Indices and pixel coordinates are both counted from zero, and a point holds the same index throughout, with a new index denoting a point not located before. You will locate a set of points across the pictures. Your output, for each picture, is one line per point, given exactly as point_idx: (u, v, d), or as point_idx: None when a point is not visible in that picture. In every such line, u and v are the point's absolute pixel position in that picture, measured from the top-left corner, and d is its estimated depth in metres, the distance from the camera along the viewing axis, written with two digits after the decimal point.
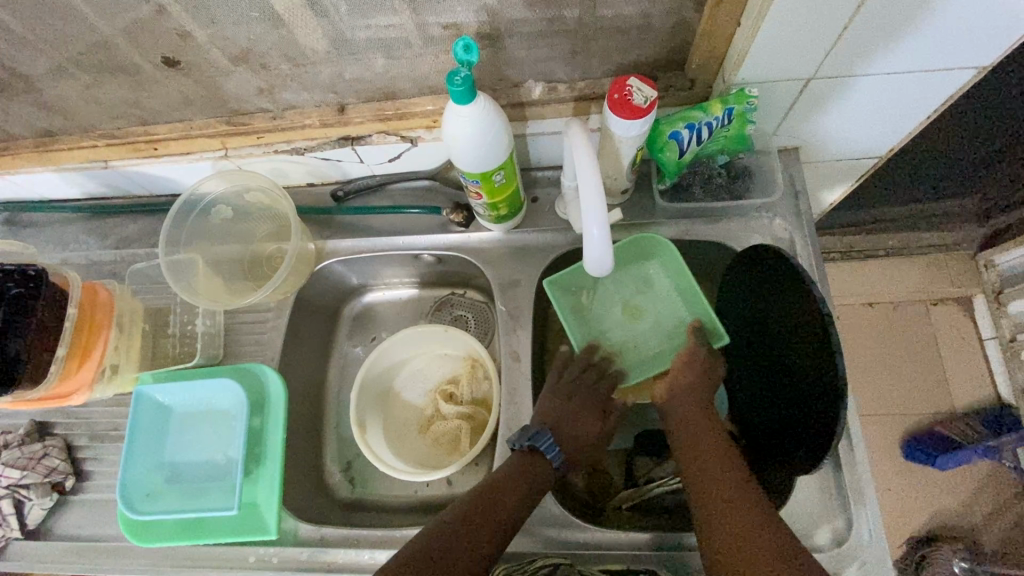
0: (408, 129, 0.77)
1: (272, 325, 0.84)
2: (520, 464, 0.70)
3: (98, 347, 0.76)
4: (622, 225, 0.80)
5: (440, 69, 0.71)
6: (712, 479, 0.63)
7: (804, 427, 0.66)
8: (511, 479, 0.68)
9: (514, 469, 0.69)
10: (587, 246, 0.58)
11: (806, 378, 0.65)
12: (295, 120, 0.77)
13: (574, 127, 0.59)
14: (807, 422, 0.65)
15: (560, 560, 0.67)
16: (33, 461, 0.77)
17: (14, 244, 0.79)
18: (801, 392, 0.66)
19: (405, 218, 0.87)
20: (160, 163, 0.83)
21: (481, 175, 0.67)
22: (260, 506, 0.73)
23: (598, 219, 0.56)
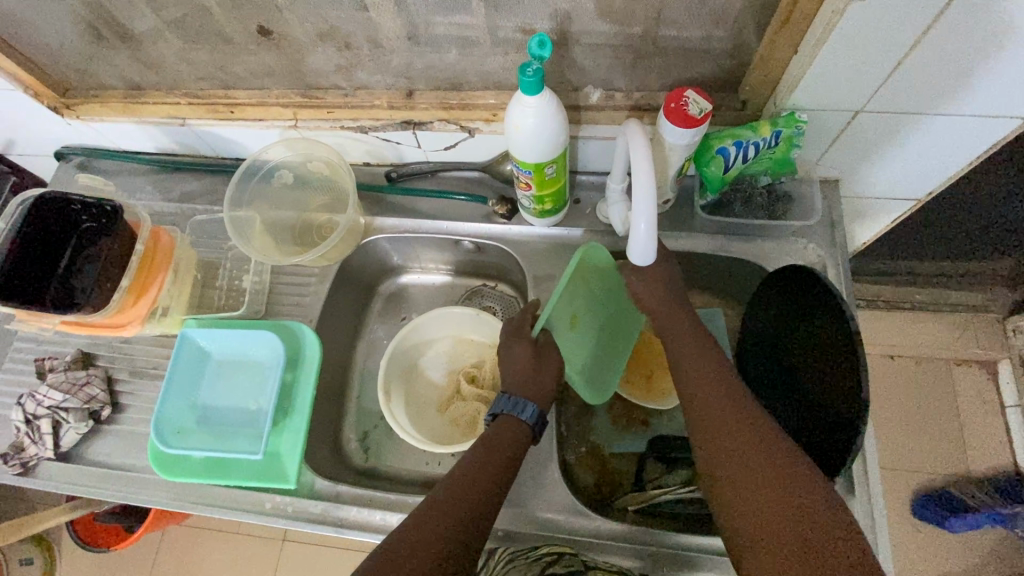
0: (468, 120, 0.81)
1: (313, 289, 0.89)
2: (502, 436, 0.70)
3: (153, 286, 0.80)
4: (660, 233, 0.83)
5: (507, 66, 0.75)
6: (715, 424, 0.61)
7: (822, 444, 0.67)
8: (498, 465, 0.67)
9: (485, 454, 0.67)
10: (632, 236, 0.61)
11: (829, 393, 0.67)
12: (365, 100, 0.82)
13: (634, 125, 0.62)
14: (827, 437, 0.66)
15: (563, 550, 0.68)
16: (76, 386, 0.82)
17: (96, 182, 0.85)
18: (821, 407, 0.68)
19: (451, 204, 0.92)
20: (232, 127, 0.89)
21: (535, 166, 0.70)
22: (283, 456, 0.76)
23: (648, 212, 0.59)
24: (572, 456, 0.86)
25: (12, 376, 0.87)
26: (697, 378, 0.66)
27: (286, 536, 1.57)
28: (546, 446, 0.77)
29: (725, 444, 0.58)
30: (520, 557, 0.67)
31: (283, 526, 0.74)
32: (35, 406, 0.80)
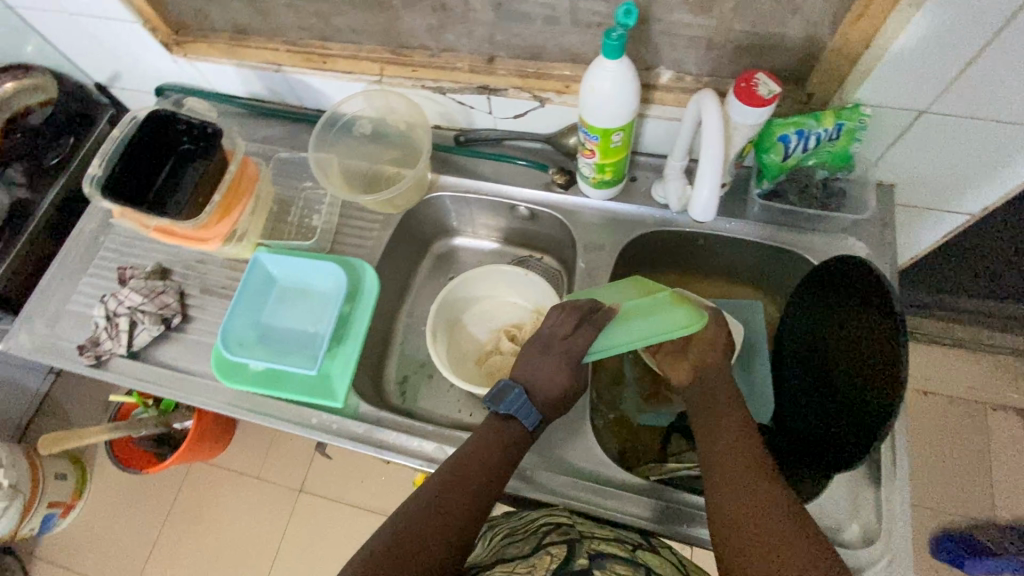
0: (541, 89, 0.86)
1: (376, 234, 0.95)
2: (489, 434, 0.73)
3: (237, 209, 0.85)
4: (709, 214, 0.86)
5: (586, 40, 0.80)
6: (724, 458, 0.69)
7: (857, 428, 0.68)
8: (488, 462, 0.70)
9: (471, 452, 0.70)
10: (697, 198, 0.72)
11: (870, 378, 0.68)
12: (449, 61, 0.88)
13: (709, 96, 0.66)
14: (862, 420, 0.68)
15: (562, 521, 0.72)
16: (154, 293, 0.89)
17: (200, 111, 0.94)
18: (860, 388, 0.69)
19: (512, 170, 0.97)
20: (322, 76, 0.95)
21: (603, 132, 0.75)
22: (333, 377, 0.82)
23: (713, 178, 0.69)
24: (601, 421, 0.89)
25: (96, 280, 0.95)
26: (718, 413, 0.74)
27: (303, 487, 1.63)
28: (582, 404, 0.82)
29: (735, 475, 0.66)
30: (521, 531, 0.72)
31: (327, 440, 0.79)
32: (117, 305, 0.88)
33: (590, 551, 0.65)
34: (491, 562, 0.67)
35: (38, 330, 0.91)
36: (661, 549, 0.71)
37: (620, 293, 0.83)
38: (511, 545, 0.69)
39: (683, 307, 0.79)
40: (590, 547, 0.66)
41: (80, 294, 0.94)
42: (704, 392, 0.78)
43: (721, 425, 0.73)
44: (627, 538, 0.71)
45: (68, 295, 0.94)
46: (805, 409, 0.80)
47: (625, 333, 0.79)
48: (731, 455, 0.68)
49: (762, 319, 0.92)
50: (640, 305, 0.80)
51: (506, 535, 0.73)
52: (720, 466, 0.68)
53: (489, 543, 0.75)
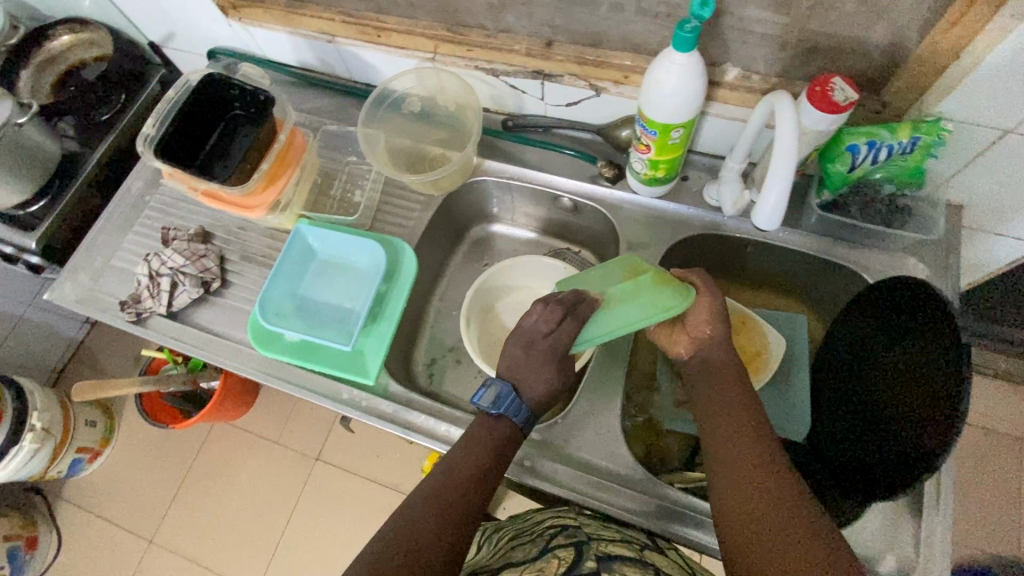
0: (598, 78, 0.83)
1: (416, 215, 0.94)
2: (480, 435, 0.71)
3: (283, 178, 0.85)
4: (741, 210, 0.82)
5: (653, 30, 0.76)
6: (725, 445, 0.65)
7: (901, 459, 0.66)
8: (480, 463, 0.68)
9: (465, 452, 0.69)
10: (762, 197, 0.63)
11: (921, 409, 0.65)
12: (505, 43, 0.85)
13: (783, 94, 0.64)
14: (908, 452, 0.65)
15: (568, 523, 0.72)
16: (195, 256, 0.90)
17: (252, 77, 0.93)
18: (911, 418, 0.66)
19: (559, 160, 0.95)
20: (375, 51, 0.94)
21: (662, 127, 0.72)
22: (366, 355, 0.82)
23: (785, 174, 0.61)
24: (629, 423, 0.88)
25: (140, 238, 0.96)
26: (717, 395, 0.70)
27: (319, 456, 1.65)
28: (613, 408, 0.81)
29: (738, 473, 0.61)
30: (528, 534, 0.74)
31: (356, 416, 0.80)
32: (159, 265, 0.89)
33: (598, 553, 0.65)
34: (499, 564, 0.68)
35: (81, 283, 0.93)
36: (668, 551, 0.71)
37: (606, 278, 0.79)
38: (518, 549, 0.70)
39: (664, 288, 0.73)
40: (595, 546, 0.66)
41: (124, 251, 0.95)
42: (702, 370, 0.74)
43: (720, 407, 0.69)
44: (631, 535, 0.72)
45: (113, 250, 0.95)
46: (845, 432, 0.77)
47: (603, 319, 0.75)
48: (733, 442, 0.65)
49: (804, 334, 0.90)
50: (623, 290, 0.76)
51: (515, 538, 0.75)
52: (722, 452, 0.65)
53: (497, 547, 0.76)
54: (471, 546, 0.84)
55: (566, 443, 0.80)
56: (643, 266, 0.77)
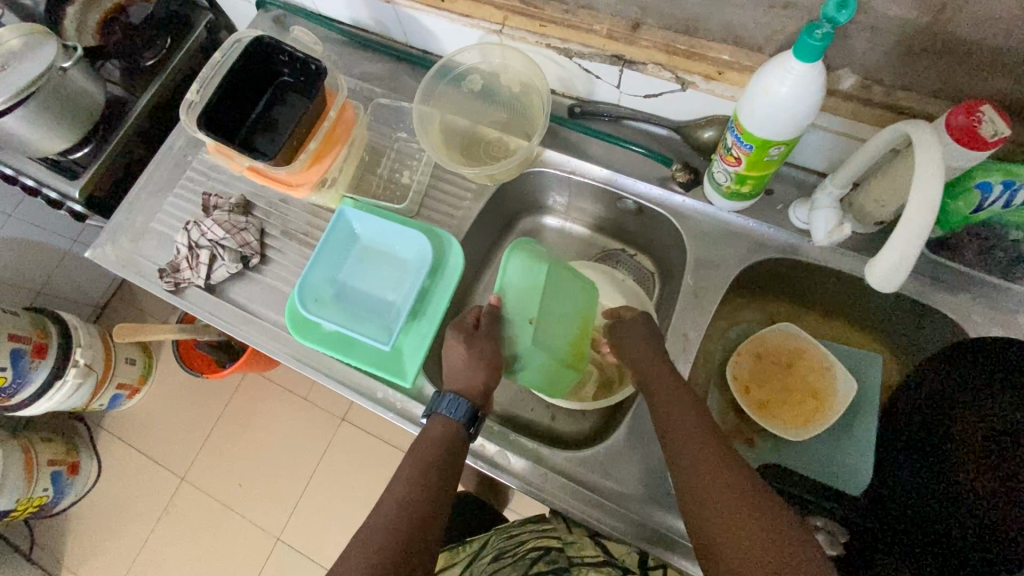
0: (687, 71, 0.72)
1: (467, 204, 0.88)
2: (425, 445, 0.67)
3: (329, 156, 0.80)
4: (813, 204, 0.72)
5: (762, 23, 0.65)
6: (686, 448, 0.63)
7: (992, 536, 0.60)
8: (428, 479, 0.64)
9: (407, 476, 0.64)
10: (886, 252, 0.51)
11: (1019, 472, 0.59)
12: (586, 22, 0.75)
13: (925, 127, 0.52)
14: (1001, 524, 0.59)
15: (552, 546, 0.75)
16: (234, 229, 0.86)
17: (304, 37, 0.85)
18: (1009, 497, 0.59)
19: (627, 156, 0.86)
20: (435, 17, 0.83)
21: (761, 143, 0.63)
22: (405, 353, 0.78)
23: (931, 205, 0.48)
24: None
25: (180, 202, 0.92)
26: (669, 404, 0.68)
27: (345, 417, 1.67)
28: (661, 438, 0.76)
29: (705, 472, 0.60)
30: (510, 556, 0.76)
31: (392, 417, 0.78)
32: (199, 236, 0.85)
33: None
34: None
35: (122, 245, 0.91)
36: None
37: (564, 323, 0.80)
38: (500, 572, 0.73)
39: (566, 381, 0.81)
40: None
41: (163, 214, 0.92)
42: (664, 384, 0.70)
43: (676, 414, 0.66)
44: (617, 560, 0.72)
45: (153, 212, 0.93)
46: (914, 491, 0.70)
47: (535, 366, 0.78)
48: (691, 444, 0.63)
49: (877, 376, 0.81)
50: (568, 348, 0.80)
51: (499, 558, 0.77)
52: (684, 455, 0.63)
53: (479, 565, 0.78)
54: (450, 565, 0.84)
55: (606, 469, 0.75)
56: (586, 352, 0.82)
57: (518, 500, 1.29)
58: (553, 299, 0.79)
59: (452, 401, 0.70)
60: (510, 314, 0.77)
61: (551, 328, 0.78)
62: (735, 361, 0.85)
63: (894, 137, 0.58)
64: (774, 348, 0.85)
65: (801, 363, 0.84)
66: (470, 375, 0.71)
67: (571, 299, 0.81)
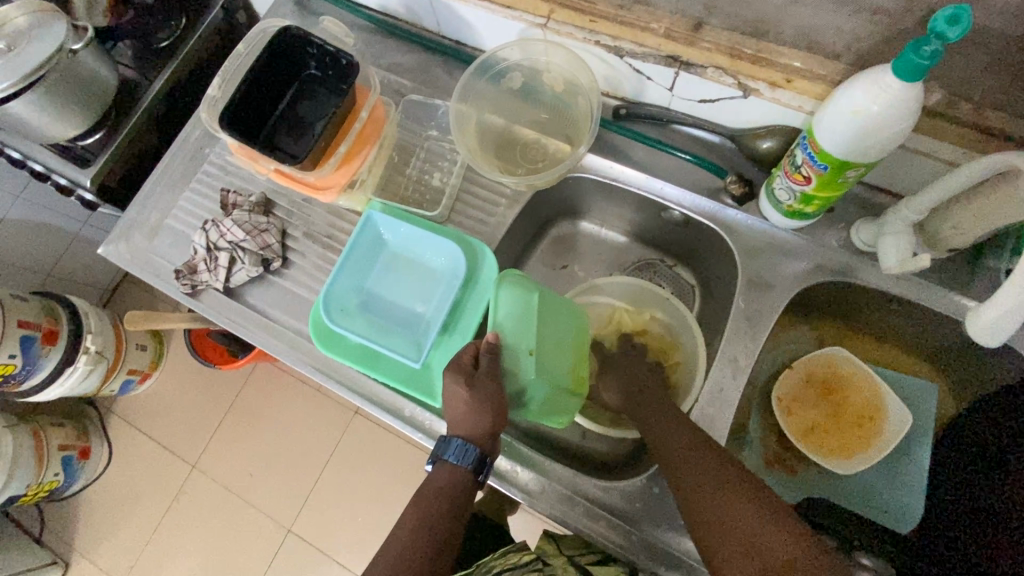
0: (751, 77, 0.66)
1: (501, 210, 0.82)
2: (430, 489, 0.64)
3: (359, 158, 0.75)
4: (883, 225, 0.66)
5: (843, 29, 0.59)
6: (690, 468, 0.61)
7: None
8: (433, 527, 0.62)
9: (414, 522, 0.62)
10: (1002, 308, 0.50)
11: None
12: (640, 19, 0.69)
13: None
14: None
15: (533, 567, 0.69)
16: (255, 231, 0.81)
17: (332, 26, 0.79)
18: None
19: (674, 164, 0.80)
20: (474, 7, 0.76)
21: (838, 164, 0.58)
22: (435, 370, 0.74)
23: None
24: None
25: (197, 198, 0.88)
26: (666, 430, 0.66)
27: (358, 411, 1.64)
28: None
29: (710, 490, 0.58)
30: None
31: (419, 436, 0.75)
32: (218, 237, 0.81)
33: None
34: None
35: (136, 242, 0.86)
36: None
37: (561, 352, 0.75)
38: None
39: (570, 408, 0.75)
40: None
41: (179, 211, 0.87)
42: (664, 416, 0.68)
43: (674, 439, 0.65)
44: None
45: (169, 208, 0.88)
46: (963, 533, 0.68)
47: (540, 395, 0.72)
48: (693, 463, 0.61)
49: (929, 406, 0.77)
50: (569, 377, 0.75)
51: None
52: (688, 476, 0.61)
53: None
54: None
55: (648, 500, 0.71)
56: (586, 379, 0.78)
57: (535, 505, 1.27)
58: (547, 327, 0.74)
59: (455, 445, 0.64)
60: (508, 348, 0.71)
61: (550, 357, 0.73)
62: (784, 376, 0.81)
63: (992, 166, 0.54)
64: (822, 375, 0.80)
65: (850, 388, 0.79)
66: (476, 419, 0.65)
67: (563, 324, 0.76)
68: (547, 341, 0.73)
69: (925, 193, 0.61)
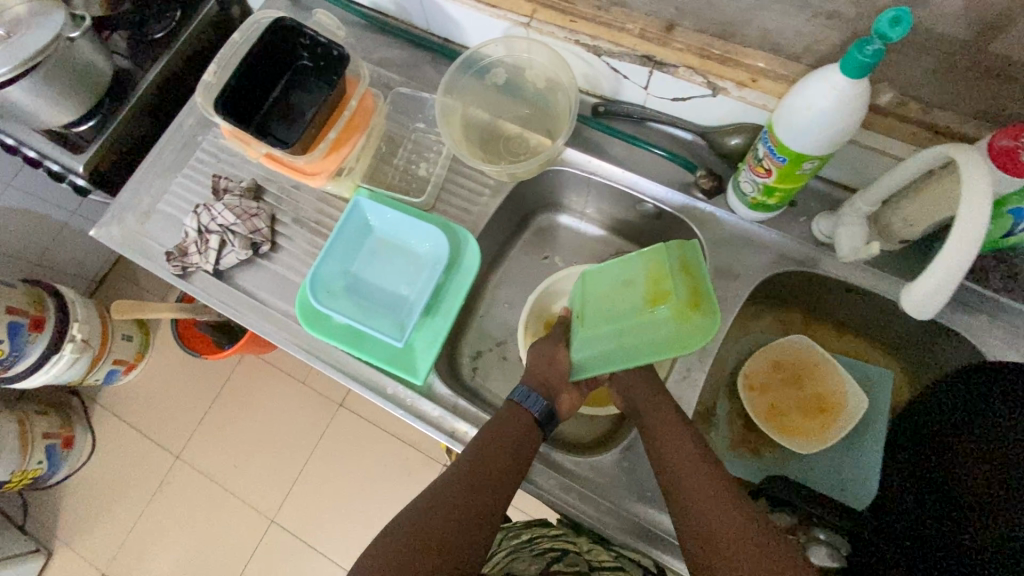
0: (720, 76, 0.70)
1: (485, 200, 0.86)
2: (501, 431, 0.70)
3: (348, 145, 0.78)
4: (830, 220, 0.74)
5: (803, 31, 0.63)
6: (666, 441, 0.68)
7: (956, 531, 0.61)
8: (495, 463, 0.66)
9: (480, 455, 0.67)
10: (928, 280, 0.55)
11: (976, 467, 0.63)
12: (617, 20, 0.73)
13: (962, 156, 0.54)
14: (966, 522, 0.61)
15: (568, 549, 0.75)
16: (245, 215, 0.83)
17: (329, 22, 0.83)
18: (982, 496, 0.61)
19: (649, 158, 0.84)
20: (462, 6, 0.80)
21: (795, 156, 0.62)
22: (417, 350, 0.77)
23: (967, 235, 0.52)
24: None
25: (189, 184, 0.90)
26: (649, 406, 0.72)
27: (343, 402, 1.65)
28: None
29: (679, 462, 0.65)
30: (525, 551, 0.75)
31: (401, 414, 0.78)
32: (209, 220, 0.83)
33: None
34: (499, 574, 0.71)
35: (128, 225, 0.88)
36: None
37: (620, 299, 0.71)
38: (517, 561, 0.73)
39: (685, 329, 0.66)
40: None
41: (171, 195, 0.90)
42: (643, 394, 0.74)
43: (657, 415, 0.71)
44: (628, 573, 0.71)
45: (161, 193, 0.90)
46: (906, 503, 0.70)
47: (607, 355, 0.73)
48: (668, 437, 0.68)
49: (886, 391, 0.81)
50: (633, 313, 0.69)
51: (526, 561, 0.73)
52: (664, 448, 0.67)
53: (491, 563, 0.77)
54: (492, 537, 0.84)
55: (616, 475, 0.75)
56: (670, 289, 0.66)
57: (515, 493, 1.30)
58: (600, 288, 0.74)
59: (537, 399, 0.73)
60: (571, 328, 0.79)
61: (595, 311, 0.73)
62: (751, 361, 0.85)
63: (935, 160, 0.58)
64: (787, 361, 0.84)
65: (813, 373, 0.83)
66: None
67: (617, 268, 0.73)
68: (588, 304, 0.75)
69: (867, 192, 0.67)
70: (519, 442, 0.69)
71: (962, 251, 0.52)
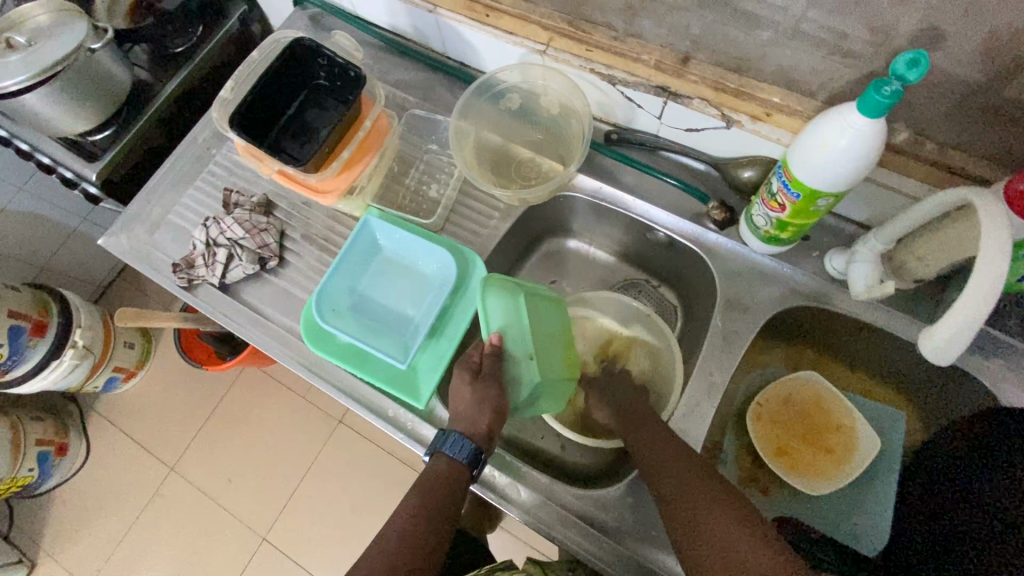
0: (734, 109, 0.70)
1: (494, 223, 0.86)
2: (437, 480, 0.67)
3: (361, 163, 0.78)
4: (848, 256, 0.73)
5: (819, 69, 0.63)
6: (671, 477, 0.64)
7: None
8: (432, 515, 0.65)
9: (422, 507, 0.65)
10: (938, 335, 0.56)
11: (990, 513, 0.63)
12: (633, 50, 0.73)
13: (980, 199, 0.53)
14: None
15: None
16: (254, 230, 0.83)
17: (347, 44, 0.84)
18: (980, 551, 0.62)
19: (660, 187, 0.84)
20: (480, 32, 0.81)
21: (809, 193, 0.62)
22: (420, 373, 0.76)
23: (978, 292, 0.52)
24: None
25: (200, 196, 0.90)
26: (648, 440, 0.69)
27: (342, 419, 1.63)
28: None
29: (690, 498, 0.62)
30: None
31: (401, 437, 0.76)
32: (217, 234, 0.83)
33: None
34: None
35: (137, 235, 0.88)
36: None
37: (555, 352, 0.78)
38: None
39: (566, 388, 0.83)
40: None
41: (182, 207, 0.90)
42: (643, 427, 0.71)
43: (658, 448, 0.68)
44: None
45: (171, 204, 0.90)
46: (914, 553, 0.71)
47: (536, 398, 0.77)
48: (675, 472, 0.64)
49: (901, 432, 0.79)
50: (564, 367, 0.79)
51: None
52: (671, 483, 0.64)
53: None
54: None
55: (620, 510, 0.72)
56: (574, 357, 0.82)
57: (512, 520, 1.27)
58: (542, 332, 0.77)
59: (463, 443, 0.68)
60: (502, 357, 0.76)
61: (551, 359, 0.77)
62: (760, 397, 0.83)
63: (952, 201, 0.57)
64: (797, 398, 0.83)
65: (822, 411, 0.81)
66: None
67: (548, 320, 0.79)
68: (541, 346, 0.76)
69: (884, 229, 0.66)
70: (449, 495, 0.66)
71: (976, 302, 0.52)
